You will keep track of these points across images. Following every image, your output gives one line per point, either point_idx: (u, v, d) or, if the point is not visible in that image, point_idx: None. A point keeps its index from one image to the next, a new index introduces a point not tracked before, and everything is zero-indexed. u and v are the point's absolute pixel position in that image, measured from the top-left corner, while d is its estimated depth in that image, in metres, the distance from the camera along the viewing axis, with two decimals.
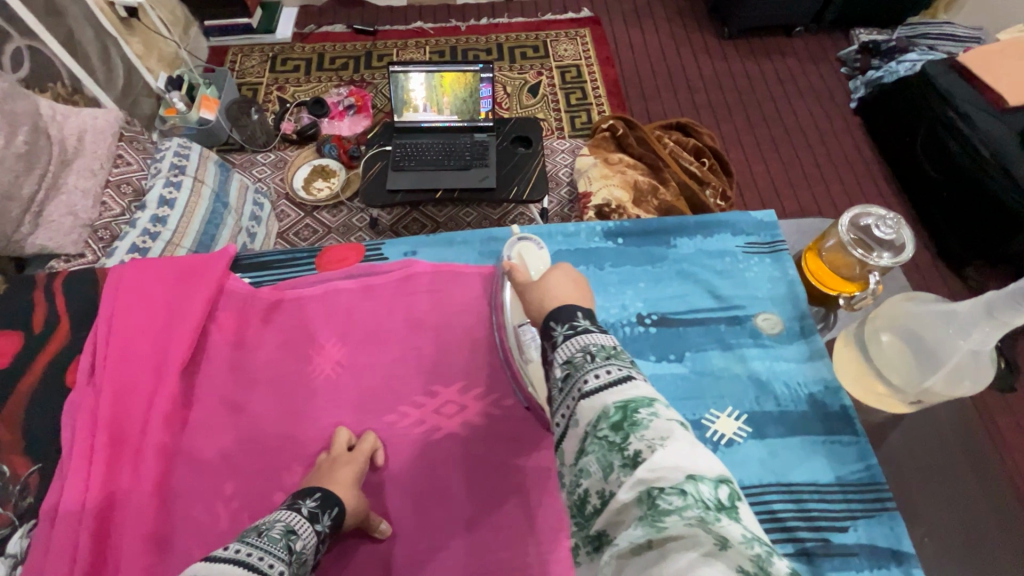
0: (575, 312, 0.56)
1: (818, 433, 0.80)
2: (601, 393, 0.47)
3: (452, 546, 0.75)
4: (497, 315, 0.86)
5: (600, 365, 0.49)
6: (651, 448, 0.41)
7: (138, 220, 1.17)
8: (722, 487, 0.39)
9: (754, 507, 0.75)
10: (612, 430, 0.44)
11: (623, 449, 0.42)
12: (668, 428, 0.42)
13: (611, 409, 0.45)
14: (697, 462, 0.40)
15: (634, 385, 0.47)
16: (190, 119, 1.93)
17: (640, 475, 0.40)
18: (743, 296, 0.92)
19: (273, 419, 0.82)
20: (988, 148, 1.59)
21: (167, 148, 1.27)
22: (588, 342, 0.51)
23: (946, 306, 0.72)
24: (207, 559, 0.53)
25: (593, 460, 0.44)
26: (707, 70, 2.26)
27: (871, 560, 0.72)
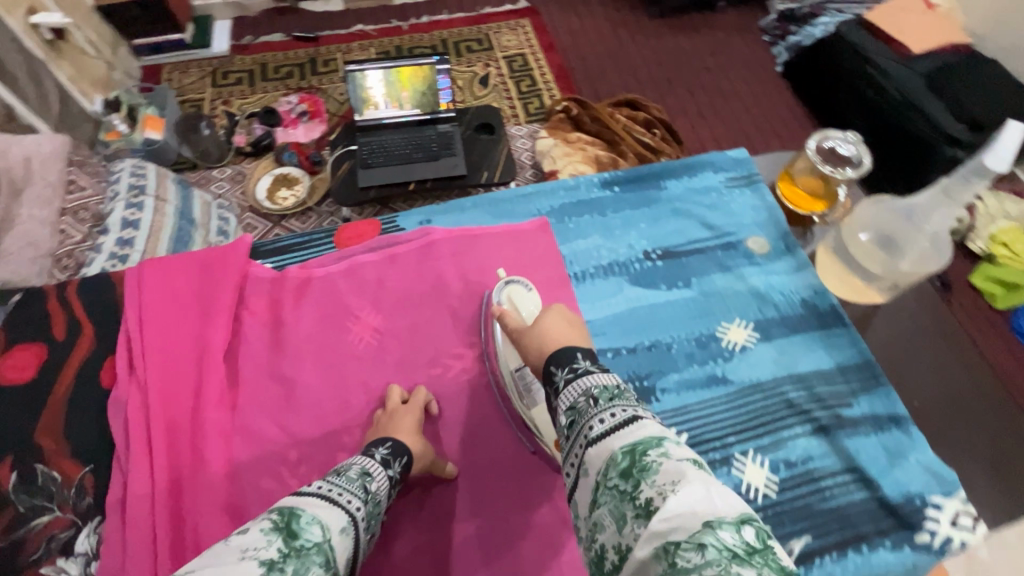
0: (574, 355, 0.64)
1: (815, 330, 0.91)
2: (608, 437, 0.51)
3: (515, 473, 0.82)
4: (488, 358, 0.88)
5: (604, 409, 0.54)
6: (662, 495, 0.44)
7: (102, 244, 1.09)
8: (743, 528, 0.41)
9: (772, 398, 0.85)
10: (623, 478, 0.47)
11: (635, 497, 0.46)
12: (677, 471, 0.45)
13: (619, 455, 0.49)
14: (712, 508, 0.42)
15: (639, 427, 0.51)
16: (135, 142, 1.81)
17: (654, 527, 0.43)
18: (733, 224, 1.02)
19: (323, 388, 0.85)
20: (900, 92, 1.79)
21: (120, 171, 1.21)
22: (590, 387, 0.58)
23: (907, 202, 0.85)
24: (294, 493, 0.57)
25: (608, 512, 0.48)
26: (644, 49, 2.39)
27: (876, 427, 0.83)
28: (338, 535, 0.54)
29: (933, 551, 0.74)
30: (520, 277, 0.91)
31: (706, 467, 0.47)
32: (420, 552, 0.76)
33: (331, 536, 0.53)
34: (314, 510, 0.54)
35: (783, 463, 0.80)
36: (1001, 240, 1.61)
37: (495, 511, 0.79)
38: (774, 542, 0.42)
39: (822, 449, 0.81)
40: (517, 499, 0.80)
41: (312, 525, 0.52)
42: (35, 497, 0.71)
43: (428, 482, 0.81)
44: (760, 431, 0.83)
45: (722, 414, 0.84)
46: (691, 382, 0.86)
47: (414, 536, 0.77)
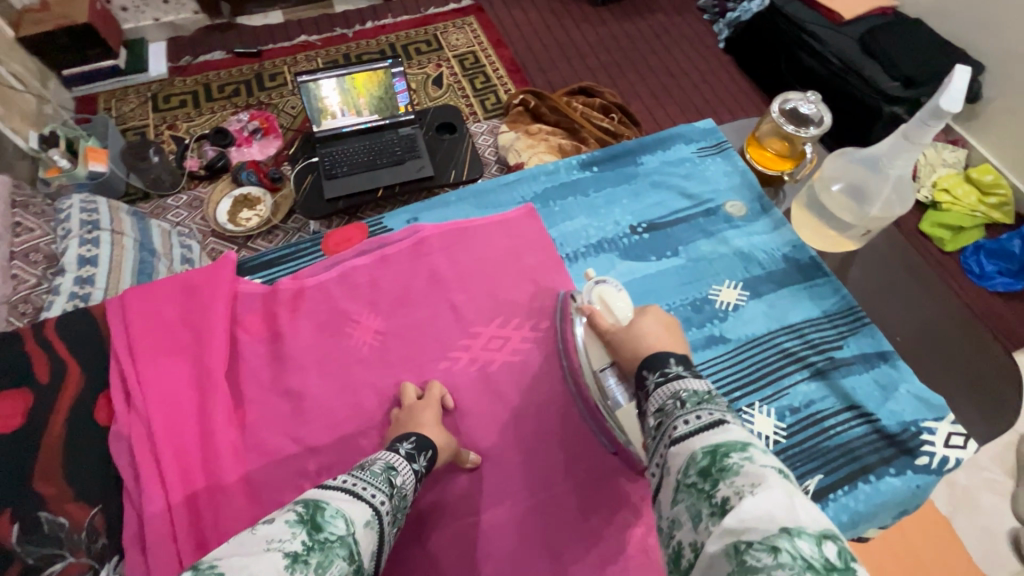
0: (668, 359, 0.59)
1: (799, 282, 0.96)
2: (691, 438, 0.48)
3: (535, 454, 0.83)
4: (568, 360, 0.87)
5: (691, 411, 0.51)
6: (740, 495, 0.41)
7: (61, 285, 1.06)
8: (826, 543, 0.38)
9: (768, 350, 0.90)
10: (701, 477, 0.45)
11: (712, 496, 0.43)
12: (758, 475, 0.42)
13: (700, 455, 0.47)
14: (793, 518, 0.39)
15: (726, 430, 0.48)
16: (79, 176, 1.71)
17: (727, 525, 0.41)
18: (710, 191, 1.06)
19: (332, 395, 0.84)
20: (838, 57, 1.89)
21: (69, 207, 1.17)
22: (680, 389, 0.54)
23: (869, 152, 0.90)
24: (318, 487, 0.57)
25: (685, 509, 0.45)
26: (591, 37, 2.43)
27: (866, 365, 0.88)
28: (362, 529, 0.53)
29: (934, 472, 0.79)
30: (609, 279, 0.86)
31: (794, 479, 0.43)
32: (452, 541, 0.77)
33: (354, 529, 0.53)
34: (339, 503, 0.54)
35: (788, 410, 0.84)
36: (943, 187, 1.73)
37: (523, 492, 0.80)
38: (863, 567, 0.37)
39: (822, 392, 0.86)
40: (541, 478, 0.81)
41: (336, 519, 0.51)
42: (41, 547, 0.66)
43: (452, 473, 0.81)
44: (763, 383, 0.86)
45: (724, 372, 0.87)
46: (692, 345, 0.90)
47: (445, 526, 0.78)
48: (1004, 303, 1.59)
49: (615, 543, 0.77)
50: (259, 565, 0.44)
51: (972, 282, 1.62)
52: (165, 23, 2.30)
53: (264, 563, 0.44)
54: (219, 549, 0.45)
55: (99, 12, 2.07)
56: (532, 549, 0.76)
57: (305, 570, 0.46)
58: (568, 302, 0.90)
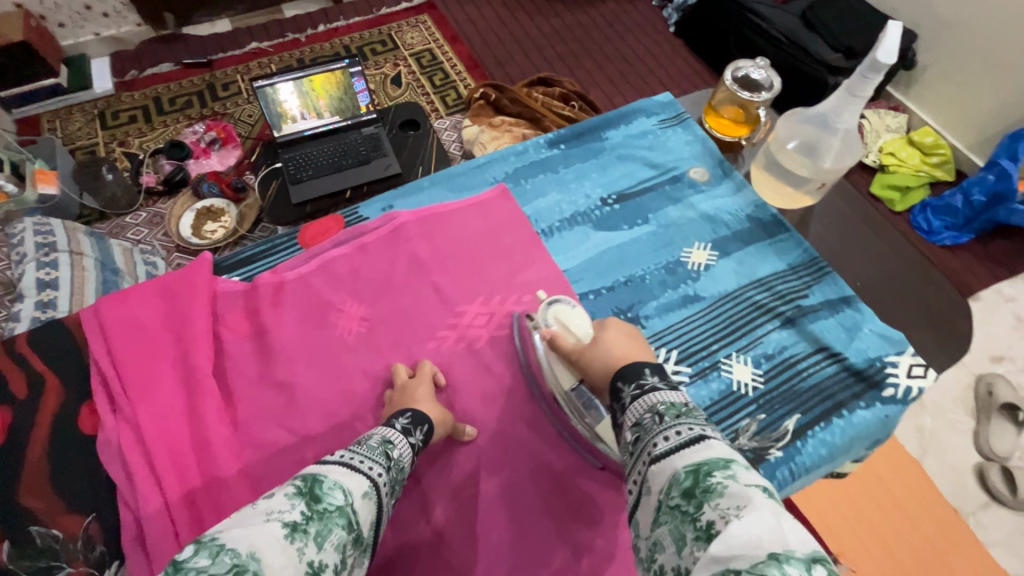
0: (642, 371, 0.63)
1: (764, 239, 1.01)
2: (671, 456, 0.51)
3: (529, 423, 0.85)
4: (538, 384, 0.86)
5: (670, 428, 0.53)
6: (725, 519, 0.43)
7: (23, 310, 1.10)
8: (813, 567, 0.39)
9: (741, 304, 0.94)
10: (685, 498, 0.47)
11: (697, 519, 0.45)
12: (743, 497, 0.44)
13: (683, 474, 0.49)
14: (781, 542, 0.41)
15: (705, 448, 0.50)
16: (28, 201, 1.64)
17: (714, 550, 0.42)
18: (673, 160, 1.10)
19: (324, 383, 0.84)
20: (782, 34, 1.97)
21: (22, 230, 1.18)
22: (656, 403, 0.57)
23: (818, 111, 0.95)
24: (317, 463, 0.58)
25: (669, 532, 0.47)
26: (545, 28, 2.47)
27: (832, 310, 0.94)
28: (360, 499, 0.55)
29: (900, 402, 0.85)
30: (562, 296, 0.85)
31: (776, 496, 0.45)
32: (456, 514, 0.79)
33: (353, 500, 0.55)
34: (335, 475, 0.56)
35: (763, 357, 0.89)
36: (888, 151, 1.83)
37: (521, 460, 0.82)
38: None
39: (793, 338, 0.91)
40: (538, 445, 0.83)
41: (334, 490, 0.53)
42: (38, 561, 0.66)
43: (450, 447, 0.83)
44: (737, 335, 0.91)
45: (701, 328, 0.92)
46: (669, 305, 0.94)
47: (448, 501, 0.80)
48: (951, 254, 1.69)
49: (613, 499, 0.80)
50: (259, 535, 0.46)
51: (922, 237, 1.72)
52: (107, 37, 2.23)
53: (265, 532, 0.46)
54: (221, 523, 0.47)
55: (35, 29, 2.00)
56: (534, 514, 0.79)
57: (304, 538, 0.48)
58: (523, 323, 0.90)
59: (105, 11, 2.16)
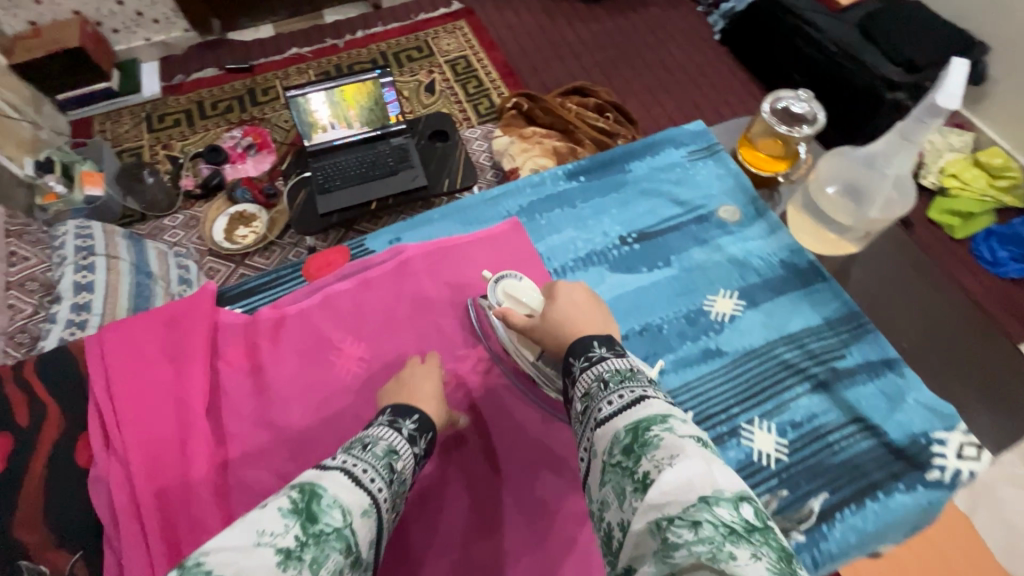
0: (589, 343, 0.62)
1: (798, 288, 0.92)
2: (614, 419, 0.53)
3: (529, 477, 0.81)
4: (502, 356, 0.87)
5: (614, 392, 0.55)
6: (659, 469, 0.44)
7: (58, 314, 1.11)
8: (741, 507, 0.41)
9: (768, 362, 0.86)
10: (625, 455, 0.48)
11: (635, 473, 0.46)
12: (676, 446, 0.45)
13: (623, 433, 0.50)
14: (711, 483, 0.42)
15: (644, 406, 0.52)
16: (75, 201, 1.72)
17: (651, 500, 0.43)
18: (701, 196, 1.02)
19: (318, 426, 0.82)
20: (836, 45, 1.83)
21: (64, 233, 1.24)
22: (603, 371, 0.58)
23: (866, 151, 0.86)
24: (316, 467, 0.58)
25: (611, 490, 0.48)
26: (584, 35, 2.39)
27: (871, 373, 0.85)
28: (359, 517, 0.54)
29: (946, 486, 0.76)
30: (506, 272, 0.87)
31: (710, 448, 0.47)
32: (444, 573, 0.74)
33: (352, 519, 0.53)
34: (336, 485, 0.55)
35: (789, 425, 0.81)
36: (950, 173, 1.67)
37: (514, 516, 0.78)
38: (772, 526, 0.41)
39: (824, 405, 0.82)
40: (536, 503, 0.79)
41: (333, 509, 0.52)
42: None
43: (445, 495, 0.79)
44: (761, 398, 0.83)
45: (721, 387, 0.84)
46: (687, 360, 0.87)
47: (439, 557, 0.75)
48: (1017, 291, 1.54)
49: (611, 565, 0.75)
50: (249, 562, 0.44)
51: (985, 269, 1.58)
52: (157, 43, 2.29)
53: (256, 561, 0.44)
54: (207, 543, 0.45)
55: (90, 35, 2.07)
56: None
57: (298, 566, 0.46)
58: (479, 306, 0.90)
59: (155, 17, 2.23)
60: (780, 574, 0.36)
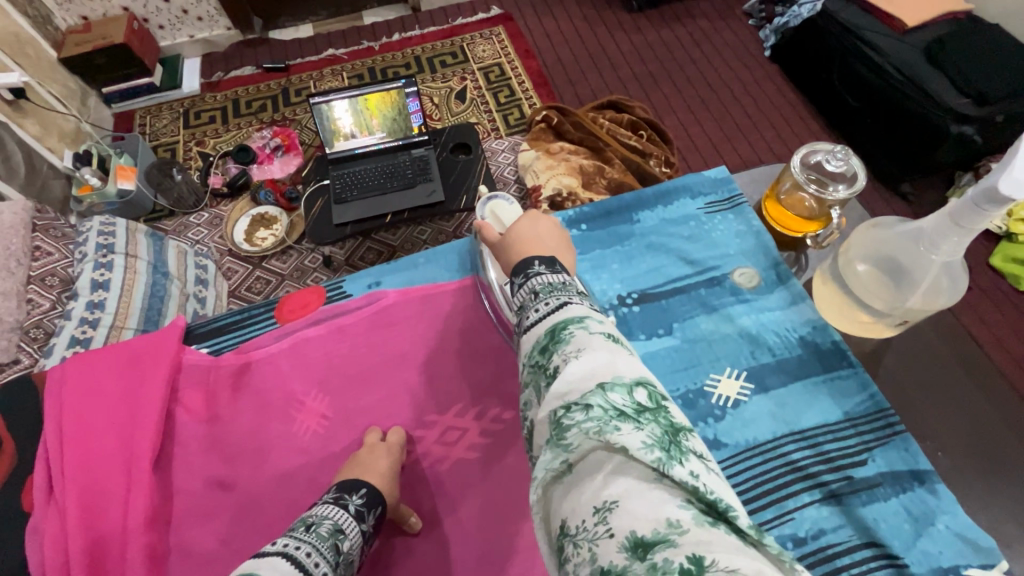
0: (530, 262, 0.57)
1: (818, 374, 0.81)
2: (537, 324, 0.50)
3: (488, 567, 0.73)
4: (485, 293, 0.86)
5: (541, 300, 0.52)
6: (567, 361, 0.45)
7: (72, 310, 1.10)
8: (636, 390, 0.42)
9: (774, 462, 0.75)
10: (541, 355, 0.48)
11: (547, 368, 0.46)
12: (585, 342, 0.46)
13: (543, 336, 0.49)
14: (612, 371, 0.43)
15: (566, 309, 0.50)
16: (109, 195, 1.75)
17: (555, 391, 0.43)
18: (716, 256, 0.92)
19: (269, 488, 0.77)
20: (900, 71, 1.65)
21: (88, 229, 1.22)
22: (535, 284, 0.54)
23: (912, 225, 0.73)
24: (254, 556, 0.52)
25: (532, 389, 0.48)
26: (625, 45, 2.27)
27: (896, 486, 0.73)
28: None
29: None
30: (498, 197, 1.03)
31: (621, 342, 0.47)
32: None
33: None
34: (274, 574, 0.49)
35: (791, 540, 0.70)
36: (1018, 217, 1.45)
37: None
38: (665, 404, 0.43)
39: (835, 520, 0.71)
40: None
41: None
42: None
43: None
44: (760, 505, 0.72)
45: None
46: None
47: None
48: None
49: None
50: None
51: None
52: (199, 39, 2.31)
53: None
54: None
55: (136, 30, 2.10)
56: None
57: None
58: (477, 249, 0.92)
59: (199, 15, 2.24)
60: (661, 443, 0.39)
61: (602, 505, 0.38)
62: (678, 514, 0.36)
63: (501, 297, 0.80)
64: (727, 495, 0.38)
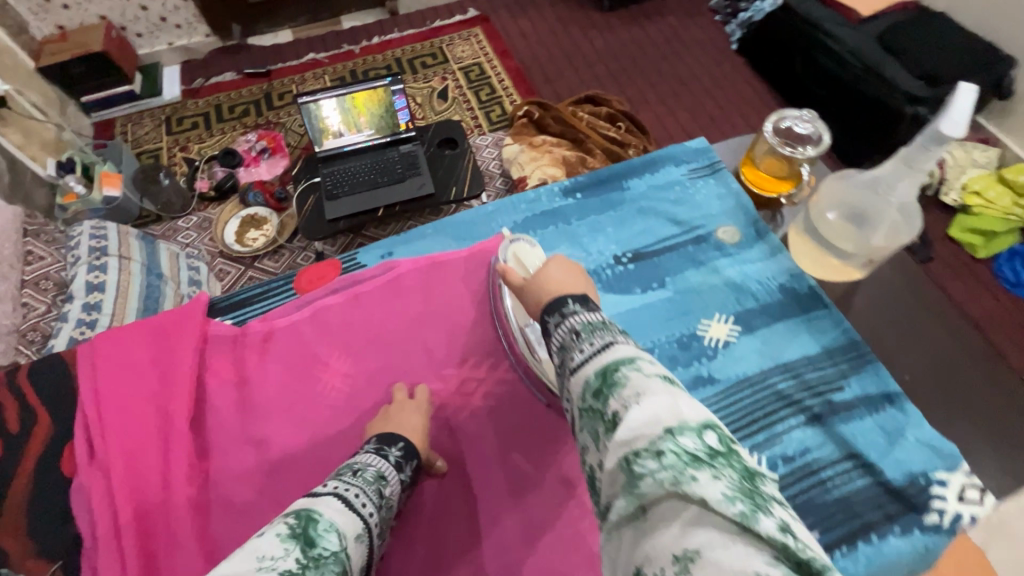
0: (565, 300, 0.56)
1: (797, 315, 0.89)
2: (585, 365, 0.47)
3: (509, 502, 0.80)
4: (497, 318, 0.89)
5: (586, 339, 0.49)
6: (626, 407, 0.42)
7: (68, 312, 1.12)
8: (706, 434, 0.39)
9: (762, 392, 0.83)
10: (594, 398, 0.45)
11: (604, 413, 0.43)
12: (642, 384, 0.42)
13: (593, 377, 0.46)
14: (677, 414, 0.40)
15: (614, 349, 0.47)
16: (94, 202, 1.76)
17: (618, 438, 0.41)
18: (700, 216, 1.00)
19: (299, 443, 0.82)
20: (856, 57, 1.77)
21: (80, 234, 1.23)
22: (576, 323, 0.52)
23: (869, 174, 0.84)
24: (310, 496, 0.56)
25: (587, 433, 0.45)
26: (599, 43, 2.37)
27: (870, 408, 0.81)
28: (354, 541, 0.53)
29: (943, 531, 0.72)
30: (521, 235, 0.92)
31: (680, 381, 0.44)
32: None
33: (347, 543, 0.52)
34: (330, 510, 0.54)
35: (780, 459, 0.78)
36: (973, 190, 1.61)
37: (490, 542, 0.77)
38: (739, 447, 0.40)
39: (818, 438, 0.79)
40: (516, 531, 0.78)
41: (329, 533, 0.51)
42: None
43: (419, 519, 0.79)
44: (753, 429, 0.80)
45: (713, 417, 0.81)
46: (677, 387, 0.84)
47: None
48: None
49: None
50: None
51: (1008, 292, 1.53)
52: (179, 47, 2.33)
53: None
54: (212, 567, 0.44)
55: (114, 38, 2.11)
56: None
57: None
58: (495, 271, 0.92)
59: (178, 22, 2.26)
60: (742, 495, 0.35)
61: (682, 553, 0.34)
62: (769, 570, 0.32)
63: (522, 341, 0.84)
64: (817, 550, 0.34)
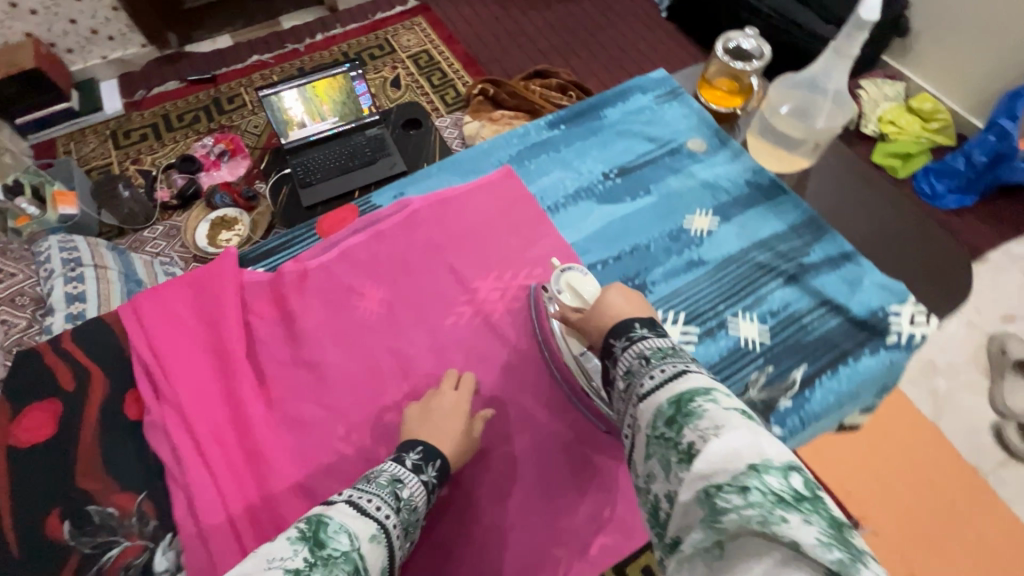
0: (630, 324, 0.64)
1: (764, 202, 1.04)
2: (657, 392, 0.54)
3: (546, 387, 0.89)
4: (547, 347, 0.90)
5: (657, 366, 0.56)
6: (704, 439, 0.47)
7: (52, 324, 1.02)
8: (791, 477, 0.42)
9: (745, 265, 0.97)
10: (668, 426, 0.51)
11: (678, 444, 0.49)
12: (721, 418, 0.47)
13: (666, 405, 0.52)
14: (759, 453, 0.44)
15: (685, 379, 0.53)
16: (50, 221, 1.64)
17: (697, 469, 0.45)
18: (671, 132, 1.14)
19: (349, 361, 0.89)
20: (773, 10, 1.97)
21: (47, 248, 1.12)
22: (644, 348, 0.60)
23: (808, 73, 0.99)
24: (324, 504, 0.59)
25: (656, 461, 0.51)
26: (539, 21, 2.50)
27: (833, 267, 0.97)
28: (366, 542, 0.56)
29: (903, 348, 0.88)
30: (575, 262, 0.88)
31: (755, 418, 0.49)
32: (483, 473, 0.83)
33: (360, 544, 0.55)
34: (342, 518, 0.57)
35: (768, 314, 0.92)
36: (888, 120, 1.84)
37: (536, 423, 0.87)
38: (824, 494, 0.42)
39: (797, 294, 0.94)
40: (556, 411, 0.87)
41: (339, 534, 0.55)
42: (99, 536, 0.73)
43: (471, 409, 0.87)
44: (742, 295, 0.94)
45: (707, 290, 0.95)
46: (674, 271, 0.97)
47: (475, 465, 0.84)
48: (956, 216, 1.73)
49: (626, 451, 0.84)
50: None
51: (927, 201, 1.73)
52: (114, 60, 2.25)
53: None
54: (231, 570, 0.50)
55: (45, 55, 2.04)
56: (554, 484, 0.83)
57: None
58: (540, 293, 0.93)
59: (111, 34, 2.19)
60: (829, 541, 0.37)
61: None
62: None
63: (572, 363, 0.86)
64: None
